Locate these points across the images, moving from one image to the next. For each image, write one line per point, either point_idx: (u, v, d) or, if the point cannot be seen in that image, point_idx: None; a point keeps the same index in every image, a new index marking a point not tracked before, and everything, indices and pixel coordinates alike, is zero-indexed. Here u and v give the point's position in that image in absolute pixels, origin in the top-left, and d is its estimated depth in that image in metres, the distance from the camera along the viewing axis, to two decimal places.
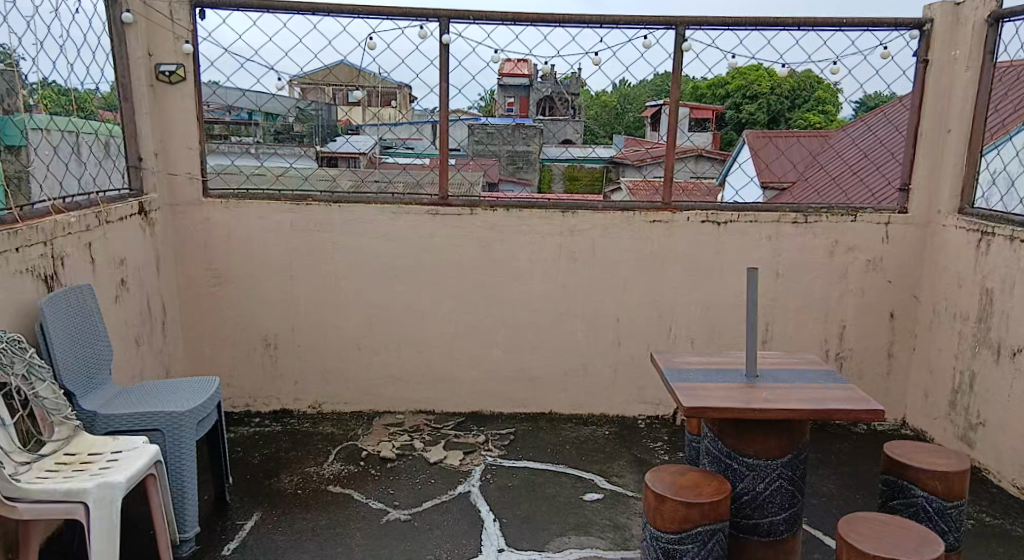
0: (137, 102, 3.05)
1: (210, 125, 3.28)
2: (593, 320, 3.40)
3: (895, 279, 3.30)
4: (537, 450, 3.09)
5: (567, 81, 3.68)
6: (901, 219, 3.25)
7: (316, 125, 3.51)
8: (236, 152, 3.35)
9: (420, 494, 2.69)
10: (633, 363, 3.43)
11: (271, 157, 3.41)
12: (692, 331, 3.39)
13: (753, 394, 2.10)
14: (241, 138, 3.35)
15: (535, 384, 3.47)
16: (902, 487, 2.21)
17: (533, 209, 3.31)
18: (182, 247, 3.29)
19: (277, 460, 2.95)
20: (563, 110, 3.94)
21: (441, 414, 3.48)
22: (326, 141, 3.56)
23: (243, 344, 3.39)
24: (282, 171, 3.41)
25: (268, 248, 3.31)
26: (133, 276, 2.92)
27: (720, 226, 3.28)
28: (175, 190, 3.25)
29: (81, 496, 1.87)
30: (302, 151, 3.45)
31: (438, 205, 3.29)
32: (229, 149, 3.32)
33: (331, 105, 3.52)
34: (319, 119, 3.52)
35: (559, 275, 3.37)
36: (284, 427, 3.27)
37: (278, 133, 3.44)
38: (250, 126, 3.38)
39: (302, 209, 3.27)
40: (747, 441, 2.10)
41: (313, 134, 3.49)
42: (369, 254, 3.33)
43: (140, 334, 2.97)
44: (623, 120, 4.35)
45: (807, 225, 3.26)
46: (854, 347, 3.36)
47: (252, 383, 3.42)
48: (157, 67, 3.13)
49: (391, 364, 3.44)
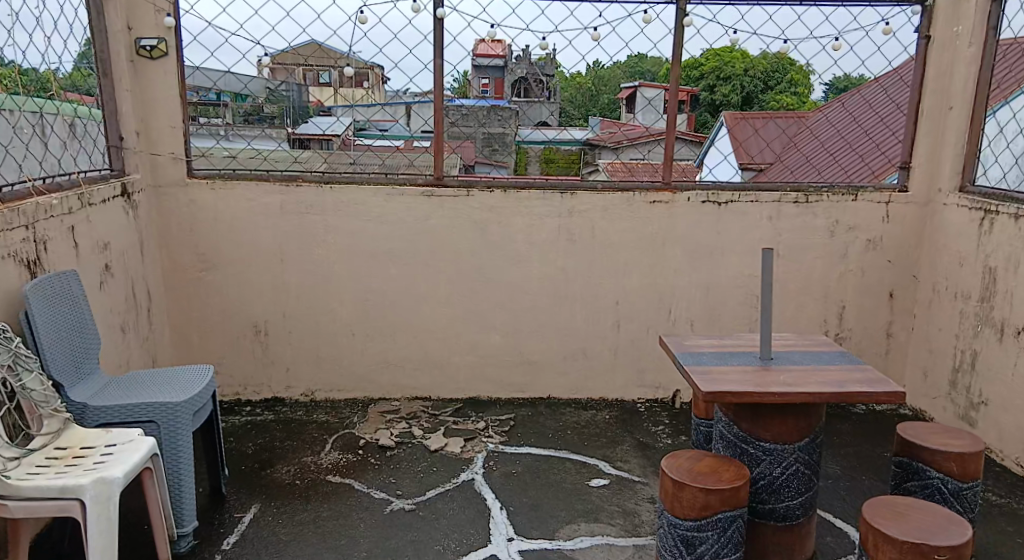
0: (117, 78, 2.91)
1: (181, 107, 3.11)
2: (593, 303, 3.35)
3: (895, 258, 3.29)
4: (539, 435, 3.04)
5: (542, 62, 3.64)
6: (901, 198, 3.24)
7: (287, 107, 3.36)
8: (203, 135, 3.16)
9: (424, 482, 2.62)
10: (633, 346, 3.38)
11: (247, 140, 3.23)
12: (692, 314, 3.35)
13: (771, 376, 2.07)
14: (210, 119, 3.16)
15: (534, 368, 3.41)
16: (916, 469, 2.21)
17: (532, 190, 3.23)
18: (167, 231, 3.16)
19: (272, 449, 2.85)
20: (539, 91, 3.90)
21: (438, 400, 3.42)
22: (297, 122, 3.43)
23: (231, 331, 3.27)
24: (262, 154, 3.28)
25: (257, 231, 3.19)
26: (118, 261, 2.80)
27: (720, 206, 3.23)
28: (158, 171, 3.11)
29: (77, 492, 1.77)
30: (275, 134, 3.33)
31: (433, 186, 3.21)
32: (204, 132, 3.15)
33: (300, 86, 3.35)
34: (290, 100, 3.37)
35: (558, 257, 3.30)
36: (276, 416, 3.18)
37: (247, 114, 3.25)
38: (219, 108, 3.18)
39: (293, 190, 3.16)
40: (765, 425, 2.07)
41: (284, 116, 3.36)
42: (363, 236, 3.23)
43: (126, 322, 2.85)
44: (597, 102, 4.20)
45: (808, 205, 3.23)
46: (853, 328, 3.35)
47: (242, 372, 3.32)
48: (137, 41, 2.98)
49: (386, 350, 3.36)
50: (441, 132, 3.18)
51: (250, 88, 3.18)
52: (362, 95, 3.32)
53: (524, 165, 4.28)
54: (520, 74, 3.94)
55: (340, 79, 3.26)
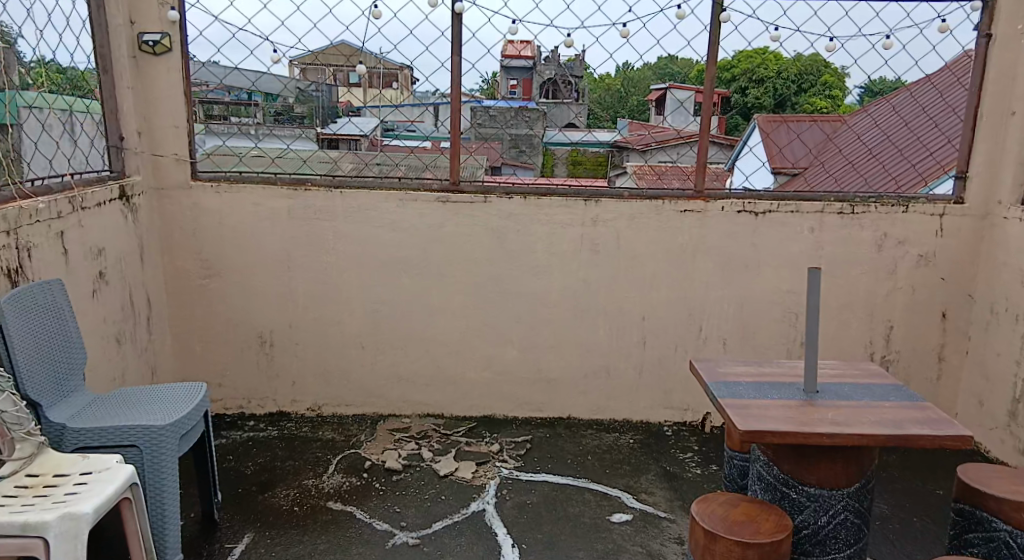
0: (118, 74, 2.76)
1: (207, 106, 2.99)
2: (617, 318, 3.13)
3: (948, 276, 3.02)
4: (557, 460, 2.82)
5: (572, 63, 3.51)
6: (956, 211, 2.97)
7: (316, 107, 3.09)
8: (235, 134, 3.02)
9: (430, 513, 2.43)
10: (660, 365, 3.15)
11: (268, 139, 3.04)
12: (725, 331, 3.11)
13: (816, 414, 1.83)
14: (240, 119, 3.01)
15: (553, 387, 3.20)
16: (980, 519, 1.97)
17: (553, 197, 3.02)
18: (169, 235, 3.00)
19: (272, 470, 2.68)
20: (567, 93, 3.75)
21: (451, 418, 3.22)
22: (327, 123, 3.15)
23: (235, 342, 3.11)
24: (279, 154, 3.09)
25: (263, 237, 3.03)
26: (114, 268, 2.65)
27: (758, 217, 2.99)
28: (161, 173, 2.95)
29: (40, 530, 1.60)
30: (301, 132, 3.11)
31: (449, 191, 3.02)
32: (227, 130, 3.02)
33: (331, 85, 3.08)
34: (320, 101, 3.09)
35: (581, 269, 3.09)
36: (280, 432, 3.00)
37: (278, 115, 3.03)
38: (249, 107, 3.02)
39: (301, 194, 2.99)
40: (810, 467, 1.85)
41: (313, 116, 3.09)
42: (374, 244, 3.05)
43: (122, 332, 2.70)
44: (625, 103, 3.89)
45: (853, 216, 2.98)
46: (900, 350, 3.09)
47: (246, 385, 3.15)
48: (140, 36, 2.83)
49: (397, 364, 3.17)
50: (457, 134, 3.00)
51: (272, 86, 2.97)
52: (391, 96, 3.08)
53: (550, 167, 4.03)
54: (548, 76, 3.71)
55: (367, 80, 3.02)
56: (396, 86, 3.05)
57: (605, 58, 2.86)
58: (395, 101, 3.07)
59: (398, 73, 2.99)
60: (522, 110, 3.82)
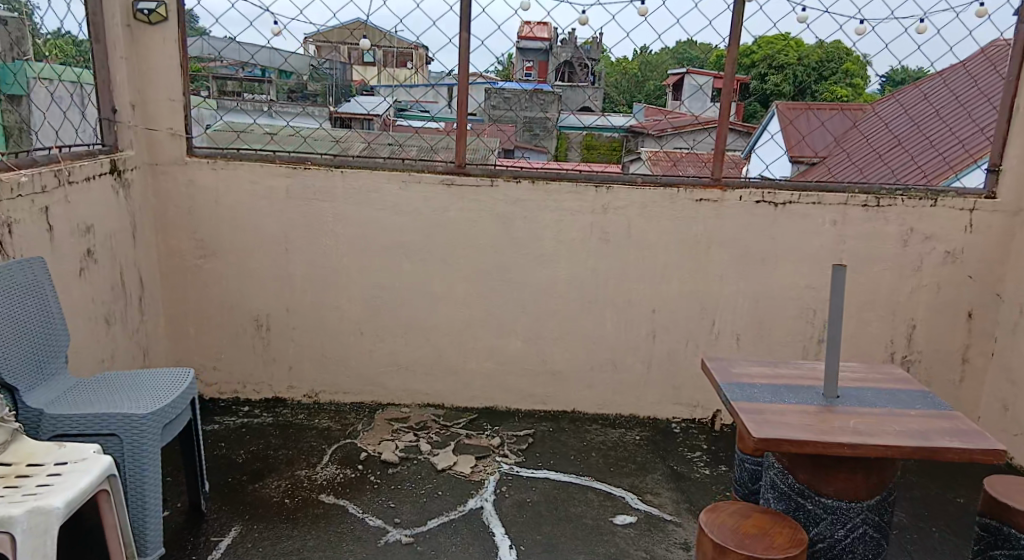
0: (111, 44, 2.64)
1: (221, 81, 2.91)
2: (626, 309, 3.01)
3: (976, 274, 2.87)
4: (560, 456, 2.72)
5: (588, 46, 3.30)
6: (987, 206, 2.82)
7: (330, 85, 3.01)
8: (250, 111, 2.92)
9: (425, 509, 2.33)
10: (669, 359, 3.03)
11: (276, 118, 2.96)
12: (739, 327, 2.98)
13: (836, 421, 1.71)
14: (254, 96, 2.93)
15: (558, 379, 3.09)
16: (1008, 536, 1.85)
17: (563, 182, 2.90)
18: (164, 213, 2.90)
19: (264, 459, 2.59)
20: (582, 76, 3.54)
21: (452, 408, 3.12)
22: (338, 101, 3.07)
23: (231, 325, 3.01)
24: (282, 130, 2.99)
25: (260, 217, 2.92)
26: (103, 246, 2.55)
27: (776, 207, 2.86)
28: (156, 148, 2.85)
29: (6, 525, 1.51)
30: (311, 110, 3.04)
31: (454, 174, 2.89)
32: (241, 108, 2.92)
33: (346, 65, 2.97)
34: (333, 79, 3.00)
35: (589, 258, 2.97)
36: (274, 419, 2.91)
37: (292, 93, 2.99)
38: (263, 84, 2.94)
39: (301, 173, 2.88)
40: (828, 478, 1.73)
41: (327, 94, 3.03)
42: (375, 227, 2.94)
43: (111, 313, 2.60)
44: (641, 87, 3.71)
45: (878, 209, 2.84)
46: (922, 350, 2.96)
47: (241, 369, 3.06)
48: (135, 4, 2.70)
49: (397, 352, 3.07)
50: (465, 114, 2.87)
51: (292, 64, 2.88)
52: (404, 76, 2.97)
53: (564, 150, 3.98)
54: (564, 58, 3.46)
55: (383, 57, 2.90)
56: (410, 66, 2.92)
57: (623, 38, 2.72)
58: (408, 81, 2.96)
59: (410, 54, 2.88)
60: (536, 91, 3.79)
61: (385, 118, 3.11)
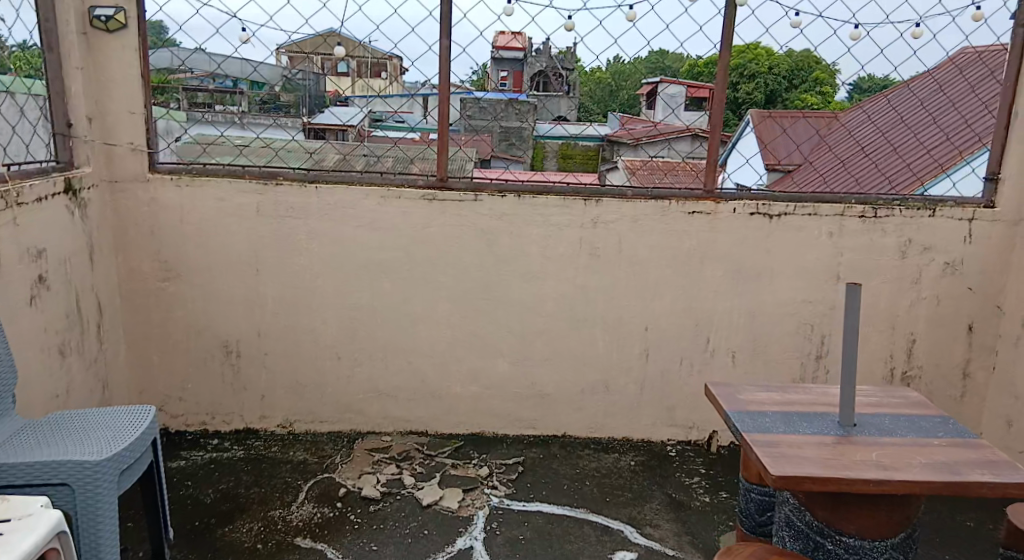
0: (65, 53, 2.46)
1: (191, 93, 2.73)
2: (617, 328, 2.87)
3: (977, 286, 2.78)
4: (551, 486, 2.57)
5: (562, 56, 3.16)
6: (987, 216, 2.73)
7: (303, 96, 2.90)
8: (221, 123, 2.75)
9: (411, 551, 2.17)
10: (663, 379, 2.90)
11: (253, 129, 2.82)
12: (735, 344, 2.86)
13: (857, 454, 1.58)
14: (227, 108, 2.76)
15: (546, 402, 2.94)
16: None
17: (549, 196, 2.76)
18: (124, 233, 2.71)
19: (235, 499, 2.41)
20: (557, 86, 3.40)
21: (435, 435, 2.96)
22: (312, 112, 2.99)
23: (198, 351, 2.82)
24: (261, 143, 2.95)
25: (229, 236, 2.74)
26: (57, 271, 2.36)
27: (772, 219, 2.75)
28: (115, 164, 2.66)
29: None
30: (285, 122, 2.92)
31: (435, 188, 2.74)
32: (214, 120, 2.74)
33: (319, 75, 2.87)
34: (306, 90, 2.90)
35: (578, 275, 2.83)
36: (246, 453, 2.74)
37: (265, 103, 2.81)
38: (236, 96, 2.76)
39: (272, 190, 2.71)
40: (848, 516, 1.60)
41: (301, 105, 2.91)
42: (352, 245, 2.78)
43: (67, 342, 2.41)
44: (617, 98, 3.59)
45: (876, 220, 2.74)
46: (923, 366, 2.86)
47: (210, 398, 2.87)
48: (91, 11, 2.52)
49: (376, 377, 2.90)
50: (445, 125, 2.73)
51: (263, 73, 2.75)
52: (380, 87, 2.92)
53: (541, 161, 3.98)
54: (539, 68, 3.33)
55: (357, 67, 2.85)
56: (384, 76, 2.87)
57: (611, 44, 2.60)
58: (384, 91, 2.90)
59: (386, 63, 2.81)
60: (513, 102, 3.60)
61: (361, 129, 3.09)
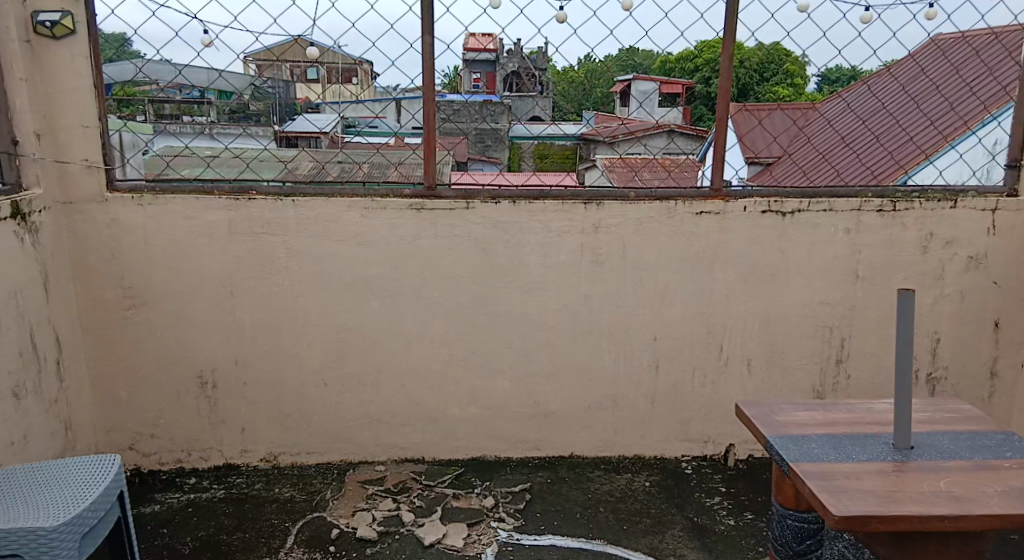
0: (6, 63, 2.21)
1: (161, 105, 2.69)
2: (624, 339, 2.68)
3: (1002, 279, 2.63)
4: (563, 515, 2.37)
5: (535, 56, 2.97)
6: (1011, 204, 2.57)
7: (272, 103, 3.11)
8: (189, 134, 2.74)
9: None
10: (675, 392, 2.72)
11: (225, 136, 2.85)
12: (750, 351, 2.68)
13: (925, 485, 1.40)
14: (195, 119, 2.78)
15: (551, 422, 2.75)
16: None
17: (547, 201, 2.57)
18: (83, 258, 2.47)
19: (216, 548, 2.20)
20: (531, 86, 3.24)
21: (433, 462, 2.75)
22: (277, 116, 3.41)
23: (170, 384, 2.58)
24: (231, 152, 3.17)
25: (200, 257, 2.51)
26: (7, 305, 2.11)
27: (785, 217, 2.57)
28: (69, 183, 2.41)
29: None
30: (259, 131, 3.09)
31: (424, 197, 2.54)
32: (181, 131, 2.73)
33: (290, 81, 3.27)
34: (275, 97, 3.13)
35: (580, 283, 2.64)
36: (227, 493, 2.51)
37: (232, 111, 2.88)
38: (203, 105, 2.80)
39: (245, 205, 2.49)
40: (912, 554, 1.42)
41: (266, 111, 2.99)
42: (336, 261, 2.56)
43: (21, 384, 2.16)
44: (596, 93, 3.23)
45: (894, 214, 2.58)
46: (948, 366, 2.71)
47: (185, 434, 2.63)
48: (35, 16, 2.27)
49: (367, 403, 2.68)
50: (432, 128, 2.54)
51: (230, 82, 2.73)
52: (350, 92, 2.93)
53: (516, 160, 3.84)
54: (512, 68, 3.24)
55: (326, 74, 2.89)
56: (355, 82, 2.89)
57: (606, 36, 2.41)
58: (356, 95, 2.90)
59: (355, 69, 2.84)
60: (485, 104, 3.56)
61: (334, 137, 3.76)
